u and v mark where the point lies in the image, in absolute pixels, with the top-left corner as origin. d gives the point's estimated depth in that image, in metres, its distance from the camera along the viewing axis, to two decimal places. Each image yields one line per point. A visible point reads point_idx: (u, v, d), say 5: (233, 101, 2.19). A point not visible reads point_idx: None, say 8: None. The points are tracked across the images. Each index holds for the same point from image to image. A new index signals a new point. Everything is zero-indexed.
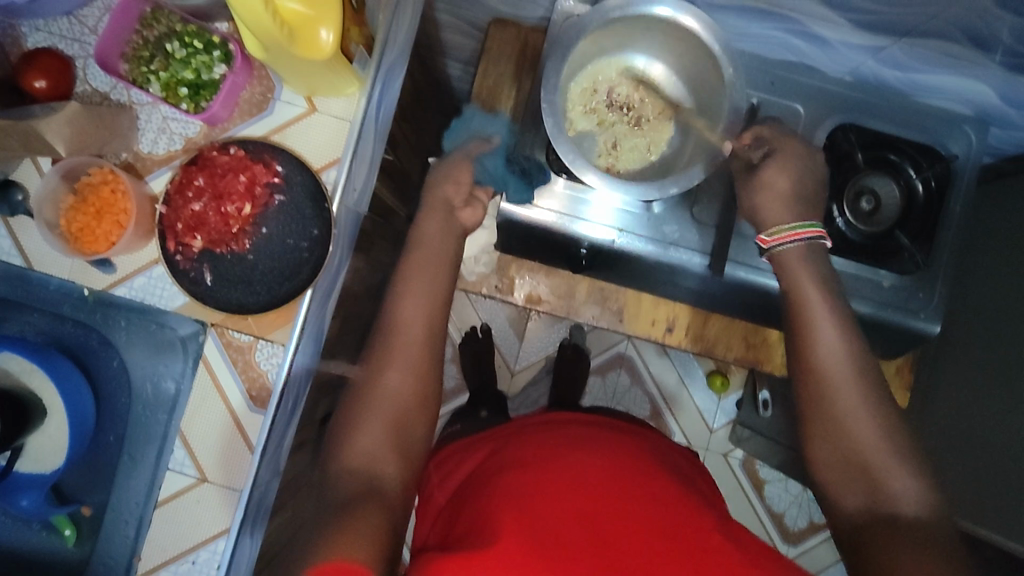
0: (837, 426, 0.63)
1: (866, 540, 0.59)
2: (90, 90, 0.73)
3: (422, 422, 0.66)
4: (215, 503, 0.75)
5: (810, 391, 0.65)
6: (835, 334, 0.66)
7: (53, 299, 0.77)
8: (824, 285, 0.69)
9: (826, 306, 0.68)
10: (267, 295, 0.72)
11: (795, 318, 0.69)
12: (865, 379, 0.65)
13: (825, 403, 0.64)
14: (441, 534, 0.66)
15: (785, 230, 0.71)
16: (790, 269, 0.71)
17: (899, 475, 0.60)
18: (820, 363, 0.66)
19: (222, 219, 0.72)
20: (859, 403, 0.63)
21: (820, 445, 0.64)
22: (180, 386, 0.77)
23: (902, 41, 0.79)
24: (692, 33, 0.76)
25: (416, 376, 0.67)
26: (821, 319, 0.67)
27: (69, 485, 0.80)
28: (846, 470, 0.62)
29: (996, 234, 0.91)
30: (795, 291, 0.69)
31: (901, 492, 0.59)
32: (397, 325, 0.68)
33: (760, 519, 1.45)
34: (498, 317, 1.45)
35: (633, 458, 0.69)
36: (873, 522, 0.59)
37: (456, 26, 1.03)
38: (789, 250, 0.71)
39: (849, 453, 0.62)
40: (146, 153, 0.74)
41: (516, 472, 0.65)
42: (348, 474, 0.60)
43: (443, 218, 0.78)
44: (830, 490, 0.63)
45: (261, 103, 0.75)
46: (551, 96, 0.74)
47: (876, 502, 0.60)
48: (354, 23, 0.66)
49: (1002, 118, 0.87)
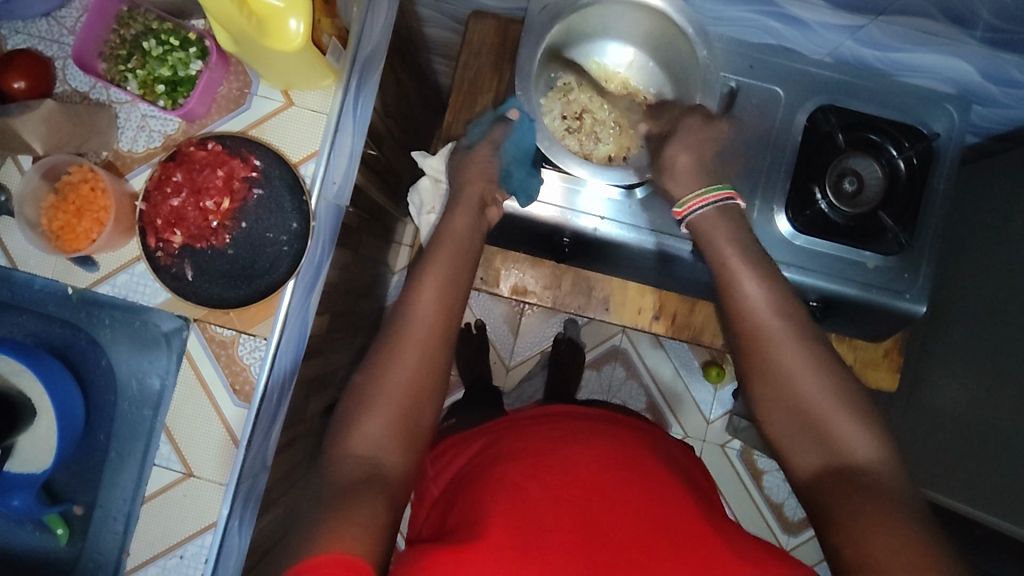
0: (782, 390, 0.58)
1: (823, 500, 0.54)
2: (69, 90, 0.74)
3: (432, 405, 0.64)
4: (202, 498, 0.76)
5: (748, 359, 0.61)
6: (765, 300, 0.62)
7: (38, 299, 0.77)
8: (742, 245, 0.66)
9: (748, 264, 0.65)
10: (247, 289, 0.73)
11: (722, 288, 0.66)
12: (797, 335, 0.60)
13: (766, 371, 0.60)
14: (434, 527, 0.66)
15: (693, 196, 0.70)
16: (705, 234, 0.68)
17: (844, 421, 0.55)
18: (755, 329, 0.61)
19: (202, 214, 0.72)
20: (800, 357, 0.59)
21: (767, 404, 0.59)
22: (165, 382, 0.77)
23: (879, 20, 0.78)
24: (661, 14, 0.77)
25: (425, 366, 0.64)
26: (746, 280, 0.64)
27: (60, 483, 0.80)
28: (797, 430, 0.57)
29: (984, 213, 0.90)
30: (713, 257, 0.67)
31: (850, 442, 0.55)
32: (416, 312, 0.66)
33: (760, 510, 1.45)
34: (492, 313, 1.46)
35: (632, 453, 0.68)
36: (826, 478, 0.55)
37: (438, 20, 1.03)
38: (701, 216, 0.70)
39: (796, 407, 0.57)
40: (126, 151, 0.75)
41: (508, 469, 0.64)
42: (352, 459, 0.58)
43: (473, 215, 0.75)
44: (784, 454, 0.58)
45: (238, 98, 0.75)
46: (526, 84, 0.77)
47: (828, 457, 0.55)
48: (324, 14, 0.65)
49: (986, 97, 0.87)
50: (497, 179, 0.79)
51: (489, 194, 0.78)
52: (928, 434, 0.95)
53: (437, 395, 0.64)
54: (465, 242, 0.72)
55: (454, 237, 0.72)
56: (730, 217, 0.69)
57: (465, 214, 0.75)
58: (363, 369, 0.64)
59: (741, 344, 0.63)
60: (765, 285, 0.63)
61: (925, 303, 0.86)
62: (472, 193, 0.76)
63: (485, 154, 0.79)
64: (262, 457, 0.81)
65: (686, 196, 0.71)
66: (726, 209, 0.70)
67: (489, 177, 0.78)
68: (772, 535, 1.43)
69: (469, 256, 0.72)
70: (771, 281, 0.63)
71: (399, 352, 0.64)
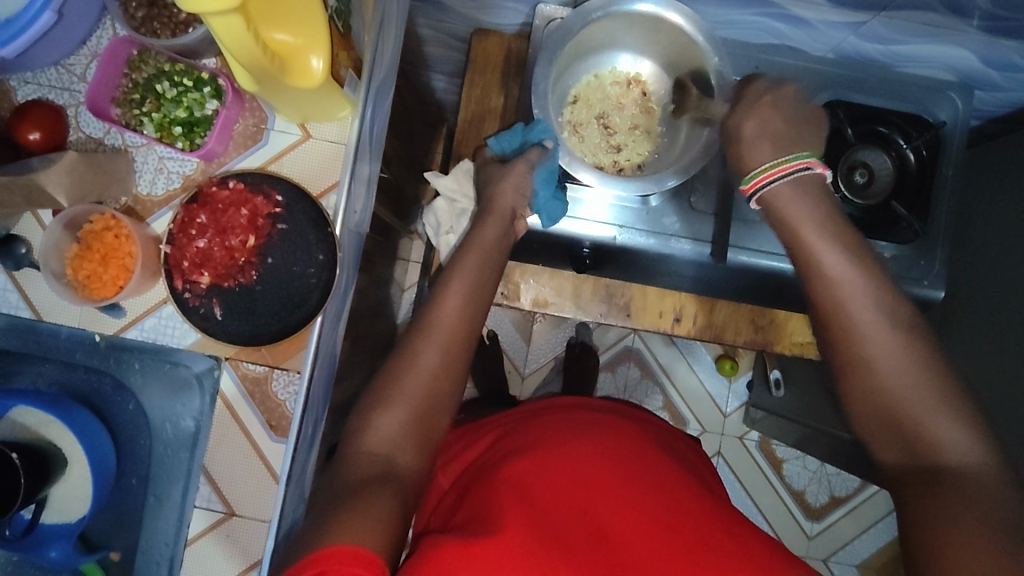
0: (868, 376, 0.58)
1: (907, 494, 0.54)
2: (84, 137, 0.73)
3: (452, 408, 0.64)
4: (245, 535, 0.76)
5: (845, 345, 0.60)
6: (861, 283, 0.61)
7: (65, 348, 0.77)
8: (829, 219, 0.64)
9: (835, 248, 0.63)
10: (278, 323, 0.72)
11: (799, 260, 0.65)
12: (898, 325, 0.59)
13: (855, 357, 0.60)
14: (443, 518, 0.65)
15: (770, 167, 0.66)
16: (781, 210, 0.65)
17: (938, 420, 0.55)
18: (848, 310, 0.61)
19: (228, 253, 0.72)
20: (898, 352, 0.58)
21: (861, 399, 0.59)
22: (200, 423, 0.78)
23: (881, 15, 0.79)
24: (676, 28, 0.78)
25: (448, 370, 0.64)
26: (835, 262, 0.62)
27: (95, 532, 0.80)
28: (885, 427, 0.57)
29: (993, 194, 0.92)
30: (790, 237, 0.65)
31: (947, 440, 0.54)
32: (439, 319, 0.65)
33: (782, 500, 1.46)
34: (504, 324, 1.46)
35: (644, 449, 0.69)
36: (913, 476, 0.54)
37: (438, 39, 1.03)
38: (774, 191, 0.66)
39: (889, 403, 0.57)
40: (146, 195, 0.74)
41: (520, 461, 0.64)
42: (374, 463, 0.58)
43: (504, 226, 0.75)
44: (874, 451, 0.59)
45: (255, 134, 0.75)
46: (543, 101, 0.78)
47: (915, 455, 0.55)
48: (342, 48, 0.66)
49: (987, 82, 0.88)
50: (529, 195, 0.79)
51: (519, 206, 0.78)
52: None
53: (453, 399, 0.64)
54: (494, 253, 0.72)
55: (481, 245, 0.72)
56: (808, 188, 0.66)
57: (495, 224, 0.75)
58: (388, 377, 0.63)
59: (829, 330, 0.62)
60: (849, 262, 0.62)
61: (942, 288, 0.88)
62: (504, 205, 0.76)
63: (515, 171, 0.78)
64: (302, 489, 0.80)
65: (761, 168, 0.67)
66: (800, 179, 0.66)
67: (522, 191, 0.78)
68: (796, 523, 1.44)
69: (492, 266, 0.71)
70: (860, 262, 0.62)
71: (420, 357, 0.63)
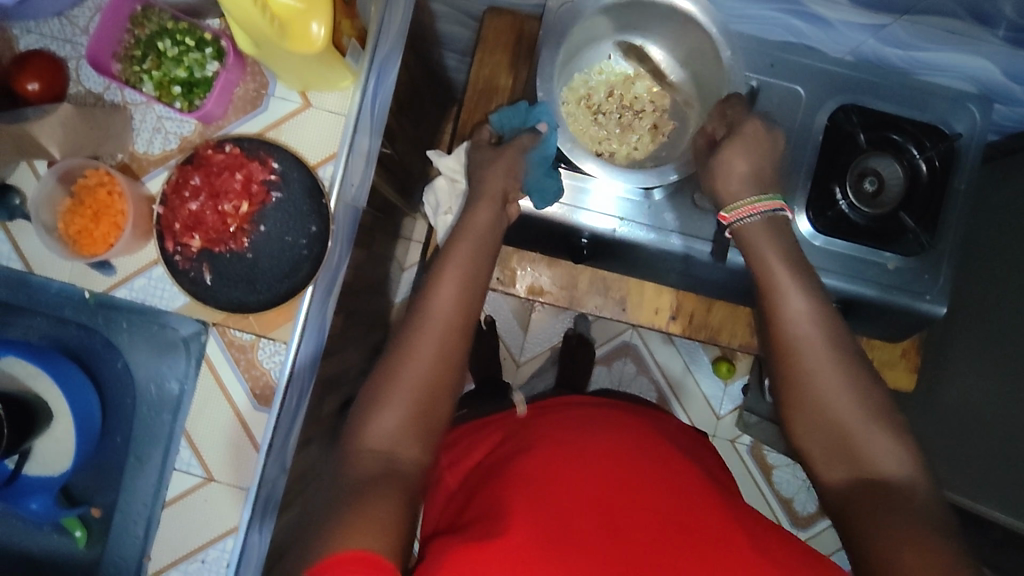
0: (819, 407, 0.57)
1: (855, 513, 0.54)
2: (83, 91, 0.73)
3: (446, 401, 0.62)
4: (224, 501, 0.76)
5: (791, 377, 0.59)
6: (811, 312, 0.60)
7: (54, 303, 0.77)
8: (790, 259, 0.63)
9: (795, 278, 0.62)
10: (268, 293, 0.72)
11: (761, 291, 0.63)
12: (842, 355, 0.59)
13: (799, 384, 0.59)
14: (452, 519, 0.64)
15: (740, 204, 0.66)
16: (750, 245, 0.65)
17: (880, 444, 0.55)
18: (795, 336, 0.60)
19: (220, 218, 0.71)
20: (842, 383, 0.57)
21: (805, 426, 0.58)
22: (183, 386, 0.78)
23: (903, 18, 0.77)
24: (688, 16, 0.76)
25: (445, 359, 0.63)
26: (790, 294, 0.61)
27: (78, 485, 0.80)
28: (832, 451, 0.57)
29: (1002, 211, 0.89)
30: (757, 269, 0.63)
31: (887, 461, 0.55)
32: (432, 303, 0.64)
33: (770, 505, 1.45)
34: (502, 310, 1.45)
35: (651, 445, 0.67)
36: (860, 494, 0.55)
37: (450, 15, 1.01)
38: (749, 225, 0.66)
39: (837, 431, 0.57)
40: (142, 153, 0.74)
41: (525, 461, 0.63)
42: (367, 453, 0.57)
43: (496, 210, 0.73)
44: (816, 471, 0.58)
45: (255, 99, 0.74)
46: (547, 84, 0.78)
47: (863, 477, 0.55)
48: (346, 15, 0.65)
49: (1007, 95, 0.85)
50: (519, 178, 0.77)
51: (511, 190, 0.76)
52: (941, 430, 0.94)
53: (452, 392, 0.63)
54: (488, 237, 0.71)
55: (476, 229, 0.71)
56: (780, 228, 0.65)
57: (487, 208, 0.73)
58: (380, 362, 0.63)
59: (777, 357, 0.61)
60: (809, 297, 0.61)
61: (946, 304, 0.85)
62: (495, 188, 0.74)
63: (512, 155, 0.77)
64: (284, 460, 0.80)
65: (733, 204, 0.67)
66: (773, 220, 0.66)
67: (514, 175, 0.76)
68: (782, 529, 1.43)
69: (488, 249, 0.70)
70: (823, 298, 0.61)
71: (413, 343, 0.62)
